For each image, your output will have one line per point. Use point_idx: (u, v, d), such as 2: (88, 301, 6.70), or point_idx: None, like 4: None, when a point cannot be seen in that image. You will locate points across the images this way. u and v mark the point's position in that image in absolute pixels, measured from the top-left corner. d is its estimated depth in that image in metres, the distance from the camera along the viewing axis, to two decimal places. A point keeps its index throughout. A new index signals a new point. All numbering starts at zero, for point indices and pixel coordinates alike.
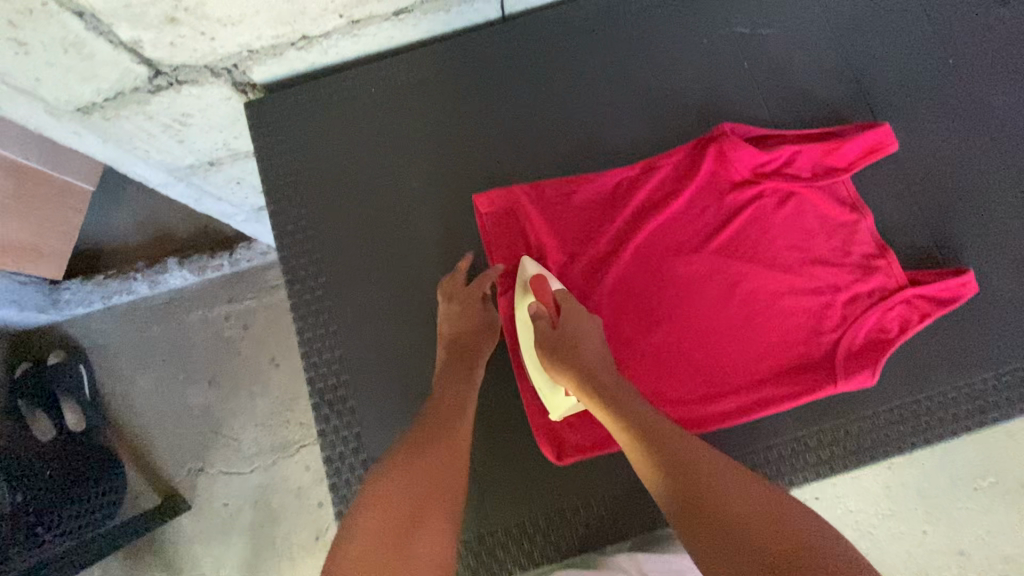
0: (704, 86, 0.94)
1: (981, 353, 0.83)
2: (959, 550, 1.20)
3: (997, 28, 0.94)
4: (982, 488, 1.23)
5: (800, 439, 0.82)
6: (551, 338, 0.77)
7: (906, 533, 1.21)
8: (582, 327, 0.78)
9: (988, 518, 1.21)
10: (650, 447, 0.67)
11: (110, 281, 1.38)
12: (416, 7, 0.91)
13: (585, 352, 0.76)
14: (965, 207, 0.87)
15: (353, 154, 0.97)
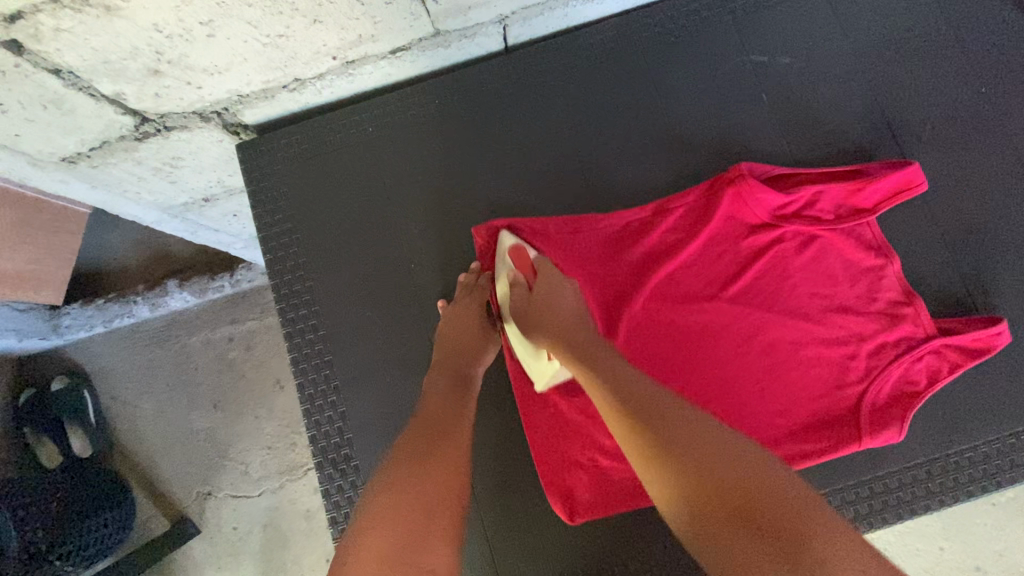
0: (720, 120, 0.89)
1: (1013, 405, 0.80)
2: (977, 566, 1.17)
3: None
4: (1000, 503, 1.20)
5: (824, 498, 0.79)
6: (524, 302, 0.78)
7: (925, 553, 1.19)
8: (556, 285, 0.77)
9: (1012, 536, 1.18)
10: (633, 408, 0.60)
11: (109, 305, 1.34)
12: (413, 45, 0.86)
13: (558, 305, 0.75)
14: (997, 248, 0.83)
15: (351, 195, 0.93)
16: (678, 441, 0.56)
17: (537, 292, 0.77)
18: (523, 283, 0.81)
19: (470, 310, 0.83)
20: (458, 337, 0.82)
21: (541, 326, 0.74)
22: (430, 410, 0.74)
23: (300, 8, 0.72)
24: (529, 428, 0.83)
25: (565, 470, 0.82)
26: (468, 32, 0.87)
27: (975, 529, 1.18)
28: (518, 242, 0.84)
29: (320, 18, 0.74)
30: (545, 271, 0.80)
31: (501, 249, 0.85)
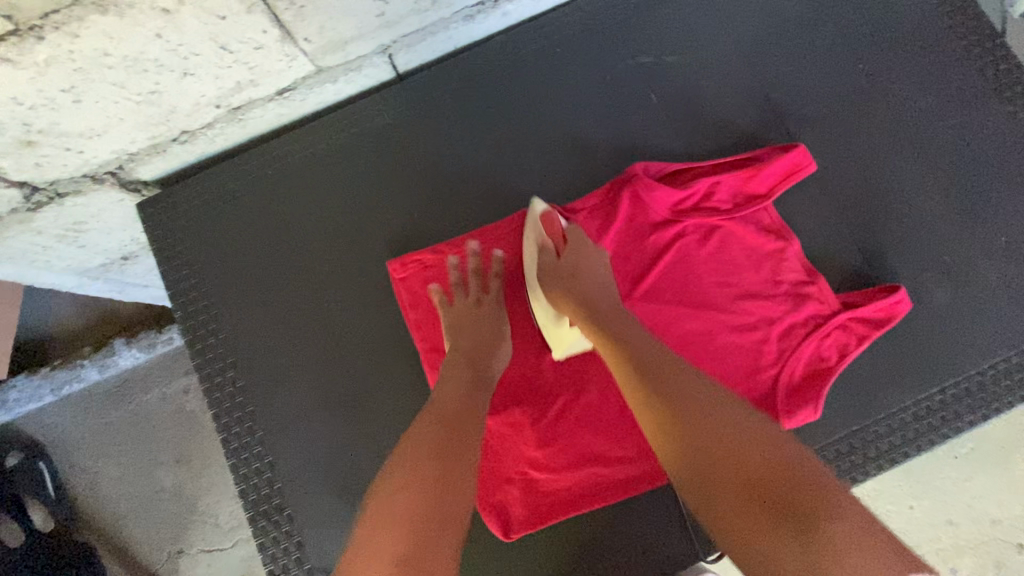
0: (615, 122, 0.90)
1: (925, 369, 0.81)
2: (948, 520, 1.19)
3: (907, 24, 0.91)
4: (964, 456, 1.22)
5: None
6: (557, 270, 0.78)
7: (894, 512, 1.21)
8: (588, 259, 0.78)
9: (976, 485, 1.20)
10: (657, 408, 0.60)
11: (56, 372, 1.31)
12: (298, 84, 0.85)
13: (587, 281, 0.75)
14: (892, 218, 0.85)
15: (260, 238, 0.91)
16: (694, 432, 0.56)
17: (569, 265, 0.77)
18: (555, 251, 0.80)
19: (476, 305, 0.81)
20: (474, 338, 0.78)
21: (569, 302, 0.75)
22: (444, 398, 0.70)
23: (167, 64, 0.71)
24: None
25: (497, 487, 0.82)
26: (353, 65, 0.87)
27: (941, 483, 1.20)
28: (550, 210, 0.83)
29: (190, 70, 0.74)
30: (576, 242, 0.79)
31: (532, 215, 0.83)
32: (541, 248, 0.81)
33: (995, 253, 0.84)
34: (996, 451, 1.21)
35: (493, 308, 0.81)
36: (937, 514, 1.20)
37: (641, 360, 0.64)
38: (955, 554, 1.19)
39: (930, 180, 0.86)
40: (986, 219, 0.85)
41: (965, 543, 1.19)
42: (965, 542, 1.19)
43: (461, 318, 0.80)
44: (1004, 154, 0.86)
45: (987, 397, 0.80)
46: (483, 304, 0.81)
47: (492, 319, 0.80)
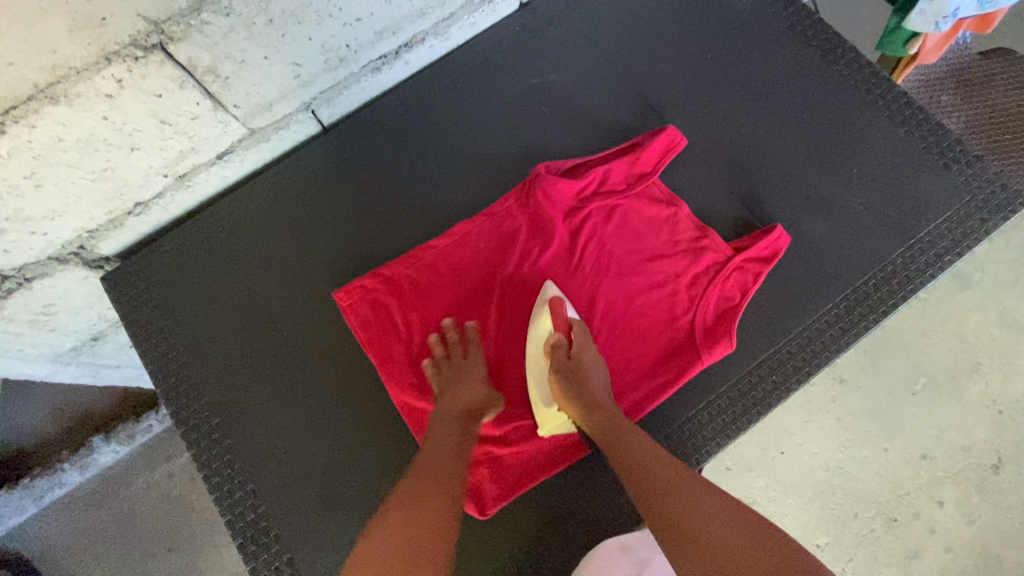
0: (515, 140, 1.06)
1: (817, 290, 0.93)
2: (922, 455, 1.28)
3: (743, 17, 1.09)
4: (919, 391, 1.32)
5: (694, 418, 0.89)
6: (567, 368, 0.85)
7: (871, 458, 1.29)
8: (592, 370, 0.85)
9: (938, 417, 1.31)
10: (674, 514, 0.68)
11: (36, 482, 1.30)
12: (236, 146, 0.98)
13: (590, 383, 0.84)
14: (761, 171, 0.99)
15: (220, 289, 1.00)
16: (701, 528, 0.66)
17: (574, 365, 0.85)
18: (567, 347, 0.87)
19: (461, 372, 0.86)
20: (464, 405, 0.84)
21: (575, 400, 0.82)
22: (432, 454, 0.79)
23: (115, 142, 0.82)
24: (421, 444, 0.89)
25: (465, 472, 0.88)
26: (282, 124, 1.00)
27: (906, 422, 1.30)
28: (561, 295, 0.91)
29: (137, 145, 0.85)
30: (582, 341, 0.87)
31: (545, 296, 0.91)
32: (553, 340, 0.88)
33: (855, 184, 0.98)
34: (943, 377, 1.33)
35: (482, 379, 0.87)
36: (911, 452, 1.29)
37: (652, 475, 0.73)
38: (937, 488, 1.28)
39: (786, 135, 1.01)
40: (842, 158, 0.99)
41: (941, 473, 1.28)
42: (942, 473, 1.28)
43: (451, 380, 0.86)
44: (844, 105, 1.02)
45: (874, 304, 0.93)
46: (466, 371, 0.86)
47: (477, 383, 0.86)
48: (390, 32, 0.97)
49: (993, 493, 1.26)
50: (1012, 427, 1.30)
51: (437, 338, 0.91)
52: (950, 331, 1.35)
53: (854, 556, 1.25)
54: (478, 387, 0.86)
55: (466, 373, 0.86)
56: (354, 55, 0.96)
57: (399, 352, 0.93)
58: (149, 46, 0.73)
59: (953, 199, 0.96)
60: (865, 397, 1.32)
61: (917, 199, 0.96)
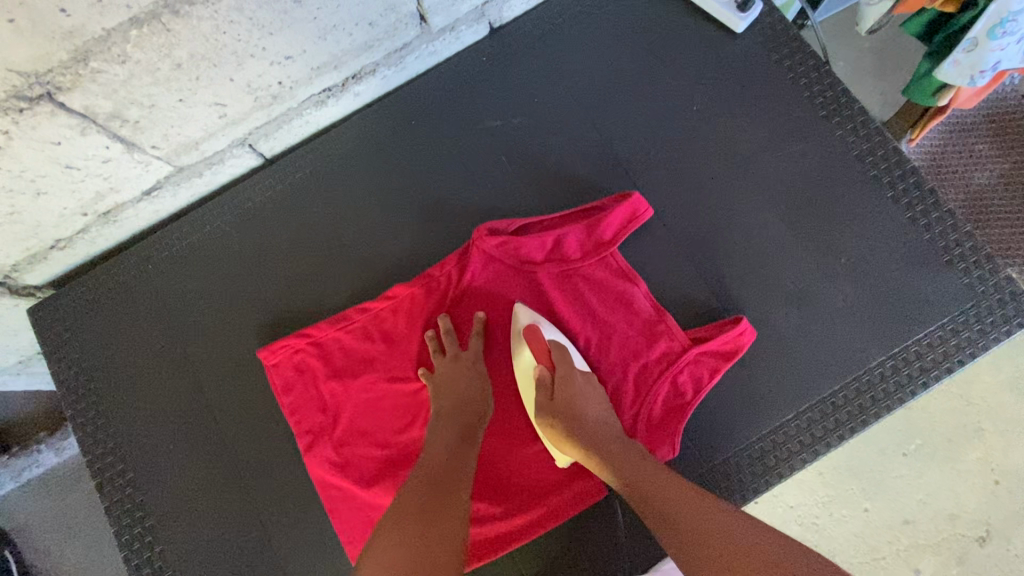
0: (468, 186, 0.94)
1: (780, 397, 0.84)
2: (902, 520, 1.14)
3: (741, 61, 0.94)
4: (911, 453, 1.17)
5: (622, 524, 0.85)
6: (554, 410, 0.77)
7: (850, 518, 1.16)
8: (581, 391, 0.78)
9: (929, 482, 1.16)
10: (695, 535, 0.62)
11: (14, 459, 1.19)
12: (164, 182, 0.91)
13: (586, 419, 0.76)
14: (735, 253, 0.88)
15: (146, 331, 0.95)
16: (731, 549, 0.59)
17: (562, 401, 0.77)
18: (547, 380, 0.79)
19: (454, 362, 0.82)
20: (456, 396, 0.79)
21: (577, 440, 0.75)
22: (432, 459, 0.73)
23: (16, 188, 0.76)
24: (338, 522, 0.86)
25: None
26: (214, 159, 0.92)
27: (893, 485, 1.16)
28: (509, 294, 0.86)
29: (43, 189, 0.79)
30: (565, 367, 0.79)
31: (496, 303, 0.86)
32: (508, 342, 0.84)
33: (840, 274, 0.86)
34: (941, 443, 1.17)
35: (474, 376, 0.81)
36: (890, 514, 1.16)
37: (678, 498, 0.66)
38: (915, 555, 1.14)
39: (771, 210, 0.89)
40: (830, 240, 0.87)
41: (920, 541, 1.14)
42: (921, 541, 1.14)
43: (444, 375, 0.81)
44: (842, 177, 0.89)
45: (842, 417, 0.83)
46: (453, 366, 0.82)
47: (471, 375, 0.81)
48: (331, 67, 0.87)
49: (979, 566, 1.12)
50: (1005, 501, 1.14)
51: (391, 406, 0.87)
52: (957, 395, 1.18)
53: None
54: (472, 379, 0.81)
55: (458, 374, 0.81)
56: (290, 91, 0.87)
57: (322, 423, 0.88)
58: (34, 96, 0.65)
59: (950, 303, 0.84)
60: (852, 453, 1.18)
61: (908, 300, 0.85)
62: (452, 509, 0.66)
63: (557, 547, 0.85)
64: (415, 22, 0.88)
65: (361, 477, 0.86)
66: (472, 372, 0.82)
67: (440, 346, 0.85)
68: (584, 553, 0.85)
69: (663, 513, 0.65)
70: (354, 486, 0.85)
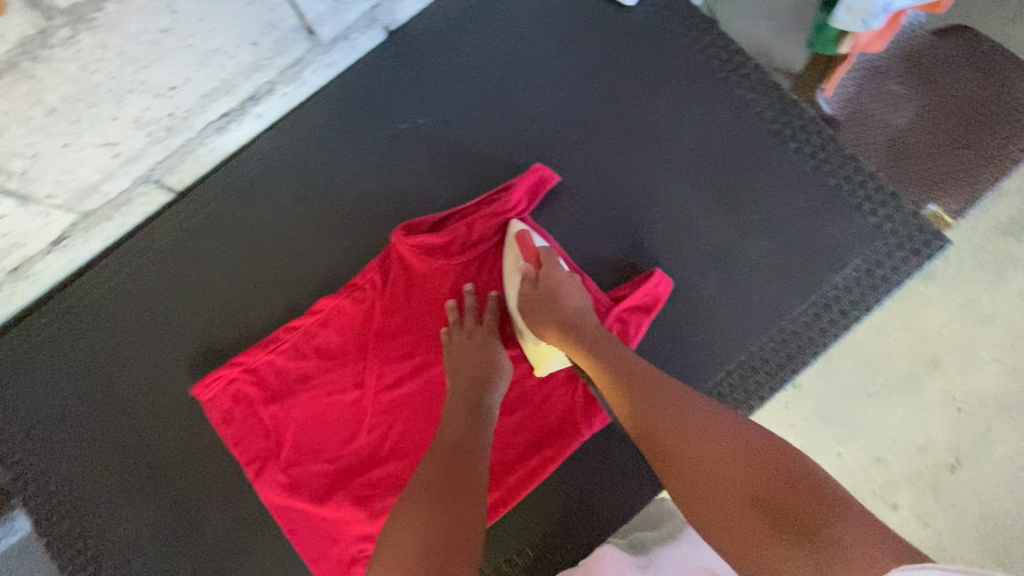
0: (384, 193, 0.94)
1: (709, 359, 0.86)
2: (874, 459, 1.09)
3: (637, 34, 0.95)
4: (876, 392, 1.12)
5: (574, 496, 0.88)
6: (534, 300, 0.80)
7: (824, 465, 1.12)
8: (559, 283, 0.80)
9: (895, 419, 1.11)
10: (705, 473, 0.56)
11: None
12: (72, 231, 0.89)
13: (564, 308, 0.78)
14: (652, 225, 0.89)
15: (77, 383, 0.93)
16: (712, 462, 0.56)
17: (540, 294, 0.80)
18: (533, 275, 0.82)
19: (467, 340, 0.83)
20: (468, 370, 0.80)
21: (553, 324, 0.77)
22: (447, 433, 0.72)
23: None
24: (296, 544, 0.85)
25: (343, 572, 0.84)
26: (121, 201, 0.90)
27: (861, 423, 1.10)
28: (526, 229, 0.87)
29: None
30: (550, 266, 0.82)
31: (509, 235, 0.87)
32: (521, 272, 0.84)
33: (754, 231, 0.88)
34: (899, 377, 1.11)
35: (486, 354, 0.82)
36: (863, 455, 1.10)
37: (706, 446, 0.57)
38: (891, 492, 1.10)
39: (682, 177, 0.90)
40: (740, 199, 0.89)
41: (896, 479, 1.10)
42: (896, 479, 1.10)
43: (455, 353, 0.82)
44: (747, 137, 0.90)
45: (771, 369, 0.85)
46: (466, 344, 0.83)
47: (482, 349, 0.82)
48: (222, 92, 0.85)
49: (952, 492, 1.09)
50: (972, 428, 1.10)
51: (336, 420, 0.87)
52: (910, 327, 1.12)
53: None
54: (485, 354, 0.81)
55: (466, 353, 0.82)
56: (184, 121, 0.85)
57: (267, 448, 0.87)
58: None
59: (861, 244, 0.87)
60: (820, 402, 1.12)
61: (821, 247, 0.87)
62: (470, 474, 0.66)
63: (515, 529, 0.88)
64: (303, 36, 0.87)
65: (313, 495, 0.85)
66: (485, 344, 0.82)
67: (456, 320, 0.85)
68: (541, 527, 0.88)
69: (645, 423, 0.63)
70: (305, 506, 0.85)
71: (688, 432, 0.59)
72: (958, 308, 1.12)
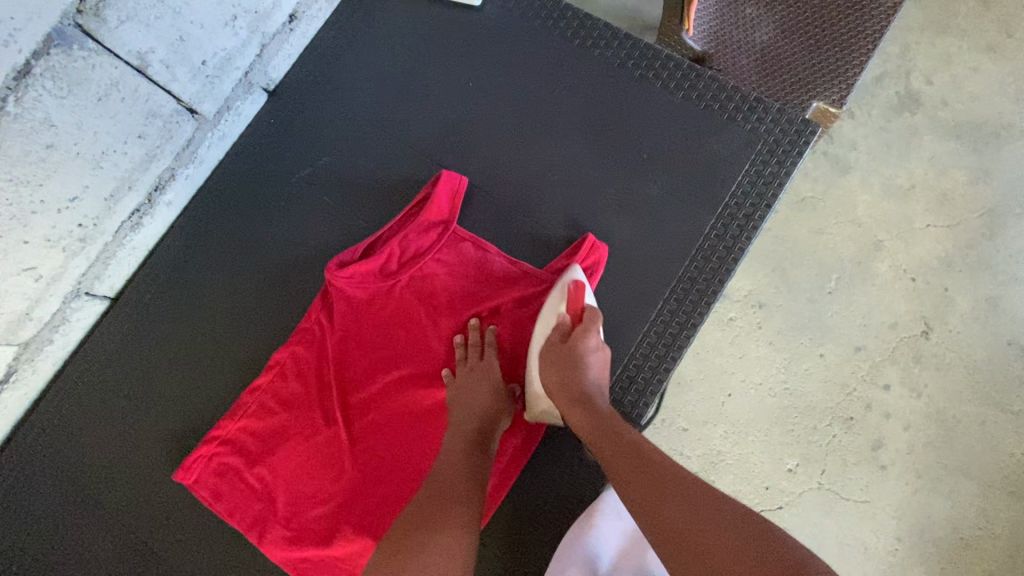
0: (306, 238, 0.98)
1: (644, 292, 0.91)
2: (855, 347, 1.14)
3: (493, 28, 1.02)
4: (835, 288, 1.16)
5: (565, 459, 0.89)
6: (563, 353, 0.81)
7: (812, 369, 1.14)
8: (587, 356, 0.80)
9: (860, 306, 1.15)
10: (689, 541, 0.57)
11: None
12: (18, 364, 0.90)
13: (582, 365, 0.80)
14: (558, 191, 0.95)
15: (60, 511, 0.92)
16: (712, 543, 0.56)
17: (570, 349, 0.81)
18: (568, 327, 0.84)
19: (473, 372, 0.86)
20: (471, 404, 0.83)
21: (561, 372, 0.80)
22: (444, 471, 0.78)
23: None
24: None
25: None
26: (57, 322, 0.92)
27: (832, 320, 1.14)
28: (582, 281, 0.86)
29: None
30: (585, 330, 0.82)
31: (568, 274, 0.88)
32: (560, 319, 0.85)
33: (650, 169, 0.94)
34: (853, 269, 1.17)
35: (490, 389, 0.85)
36: (843, 347, 1.14)
37: (696, 532, 0.58)
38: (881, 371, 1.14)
39: (572, 140, 0.96)
40: (628, 145, 0.95)
41: (879, 359, 1.14)
42: (879, 358, 1.14)
43: (463, 387, 0.85)
44: (617, 88, 0.97)
45: (703, 284, 0.90)
46: (472, 378, 0.86)
47: (486, 383, 0.85)
48: (125, 188, 0.89)
49: (935, 358, 1.13)
50: (927, 292, 1.16)
51: (321, 461, 0.89)
52: (844, 221, 1.18)
53: (827, 468, 1.11)
54: (490, 389, 0.85)
55: (471, 387, 0.85)
56: (97, 227, 0.88)
57: (262, 510, 0.88)
58: None
59: (746, 150, 0.94)
60: (789, 313, 1.15)
61: (712, 163, 0.94)
62: (463, 506, 0.73)
63: (519, 512, 0.88)
64: (186, 116, 0.91)
65: (317, 539, 0.86)
66: (490, 380, 0.85)
67: (464, 354, 0.89)
68: (543, 499, 0.88)
69: (646, 502, 0.63)
70: (313, 551, 0.86)
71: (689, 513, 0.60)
72: (880, 192, 1.19)
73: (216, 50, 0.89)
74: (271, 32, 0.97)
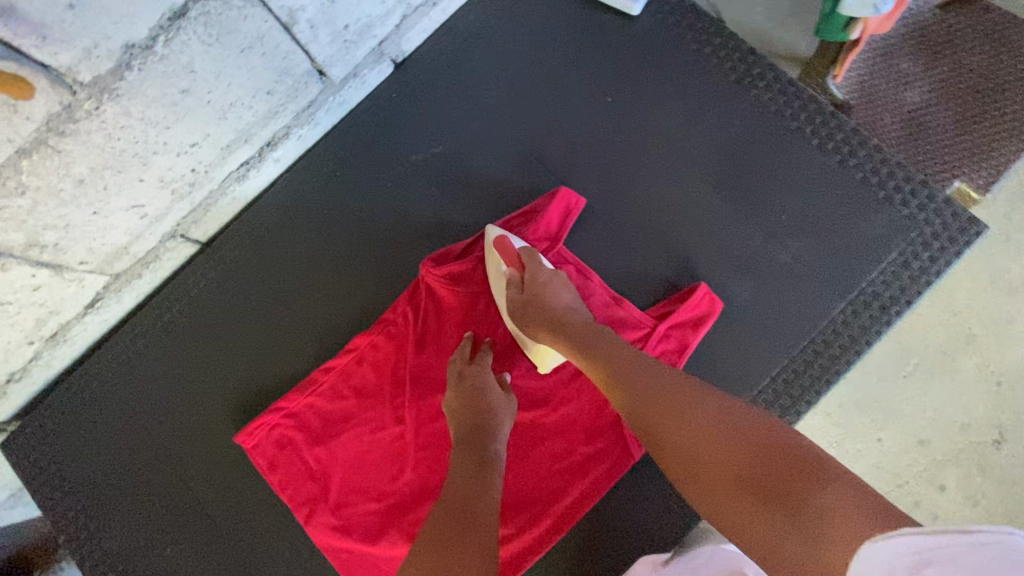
0: (406, 227, 0.94)
1: (752, 366, 0.86)
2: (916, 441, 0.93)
3: (645, 44, 0.94)
4: (911, 372, 0.95)
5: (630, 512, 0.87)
6: (523, 298, 0.79)
7: (866, 453, 0.94)
8: (547, 283, 0.78)
9: (936, 398, 0.94)
10: (698, 447, 0.53)
11: None
12: (105, 292, 0.90)
13: (555, 299, 0.77)
14: (679, 235, 0.89)
15: (121, 441, 0.93)
16: (727, 451, 0.51)
17: (531, 292, 0.78)
18: (518, 278, 0.80)
19: (468, 378, 0.80)
20: (473, 409, 0.77)
21: (543, 324, 0.76)
22: (453, 487, 0.67)
23: None
24: None
25: None
26: (149, 258, 0.91)
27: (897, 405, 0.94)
28: (504, 233, 0.84)
29: None
30: (535, 264, 0.80)
31: (490, 241, 0.86)
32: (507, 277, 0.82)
33: (784, 233, 0.87)
34: (937, 356, 0.95)
35: (493, 392, 0.79)
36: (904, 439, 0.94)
37: (697, 436, 0.53)
38: (939, 472, 0.94)
39: (704, 185, 0.89)
40: (767, 202, 0.88)
41: (941, 461, 0.93)
42: (941, 461, 0.93)
43: (467, 394, 0.79)
44: (764, 137, 0.89)
45: (816, 372, 0.84)
46: (468, 381, 0.80)
47: (490, 388, 0.79)
48: (241, 141, 0.86)
49: (1008, 472, 0.92)
50: (1012, 400, 0.93)
51: (382, 458, 0.87)
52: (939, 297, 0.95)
53: None
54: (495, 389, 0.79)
55: (479, 391, 0.79)
56: (206, 174, 0.86)
57: (315, 492, 0.87)
58: None
59: (896, 238, 0.85)
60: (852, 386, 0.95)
61: (852, 243, 0.86)
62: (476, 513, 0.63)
63: (573, 556, 0.88)
64: (314, 78, 0.87)
65: (365, 534, 0.86)
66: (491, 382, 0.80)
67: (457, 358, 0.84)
68: (599, 544, 0.87)
69: (647, 417, 0.58)
70: (360, 546, 0.85)
71: (706, 415, 0.55)
72: None
73: (359, 16, 0.84)
74: (416, 4, 0.91)
